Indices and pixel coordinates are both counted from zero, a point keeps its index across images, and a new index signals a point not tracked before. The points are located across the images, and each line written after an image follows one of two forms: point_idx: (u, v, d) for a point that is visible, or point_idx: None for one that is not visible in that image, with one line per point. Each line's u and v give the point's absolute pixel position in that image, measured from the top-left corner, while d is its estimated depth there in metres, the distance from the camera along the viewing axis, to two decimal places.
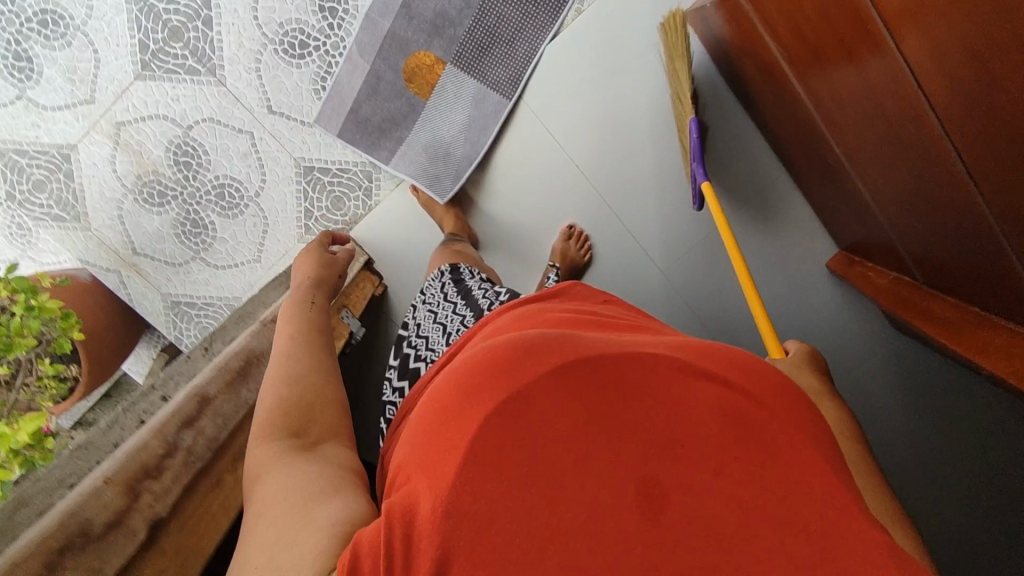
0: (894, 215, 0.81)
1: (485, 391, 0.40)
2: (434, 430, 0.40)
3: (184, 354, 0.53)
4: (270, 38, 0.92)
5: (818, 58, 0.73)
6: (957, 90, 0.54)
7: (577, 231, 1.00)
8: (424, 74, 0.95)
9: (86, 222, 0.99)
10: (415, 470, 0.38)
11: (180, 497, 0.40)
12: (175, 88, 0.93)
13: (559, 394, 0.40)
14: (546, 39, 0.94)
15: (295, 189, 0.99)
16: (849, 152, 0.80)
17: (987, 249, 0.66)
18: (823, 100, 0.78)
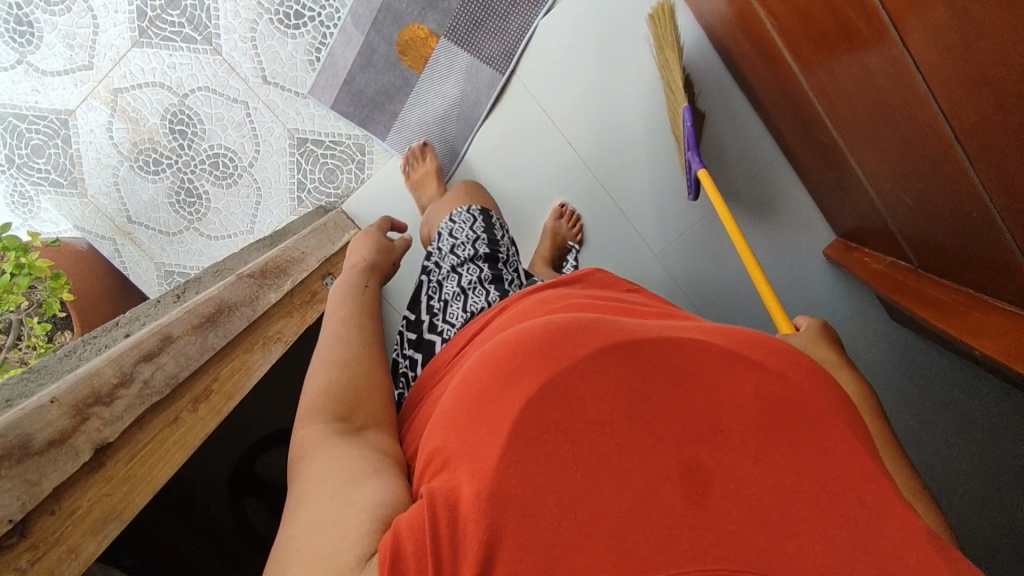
0: (887, 195, 0.79)
1: (526, 373, 0.38)
2: (472, 412, 0.37)
3: (154, 299, 0.53)
4: (265, 8, 0.93)
5: (807, 27, 0.72)
6: (941, 49, 0.53)
7: (568, 210, 0.99)
8: (418, 47, 0.95)
9: (82, 188, 1.00)
10: (454, 454, 0.36)
11: (132, 427, 0.40)
12: (172, 56, 0.94)
13: (603, 377, 0.37)
14: (540, 12, 0.94)
15: (288, 161, 0.99)
16: (841, 128, 0.79)
17: (976, 222, 0.64)
18: (814, 74, 0.76)
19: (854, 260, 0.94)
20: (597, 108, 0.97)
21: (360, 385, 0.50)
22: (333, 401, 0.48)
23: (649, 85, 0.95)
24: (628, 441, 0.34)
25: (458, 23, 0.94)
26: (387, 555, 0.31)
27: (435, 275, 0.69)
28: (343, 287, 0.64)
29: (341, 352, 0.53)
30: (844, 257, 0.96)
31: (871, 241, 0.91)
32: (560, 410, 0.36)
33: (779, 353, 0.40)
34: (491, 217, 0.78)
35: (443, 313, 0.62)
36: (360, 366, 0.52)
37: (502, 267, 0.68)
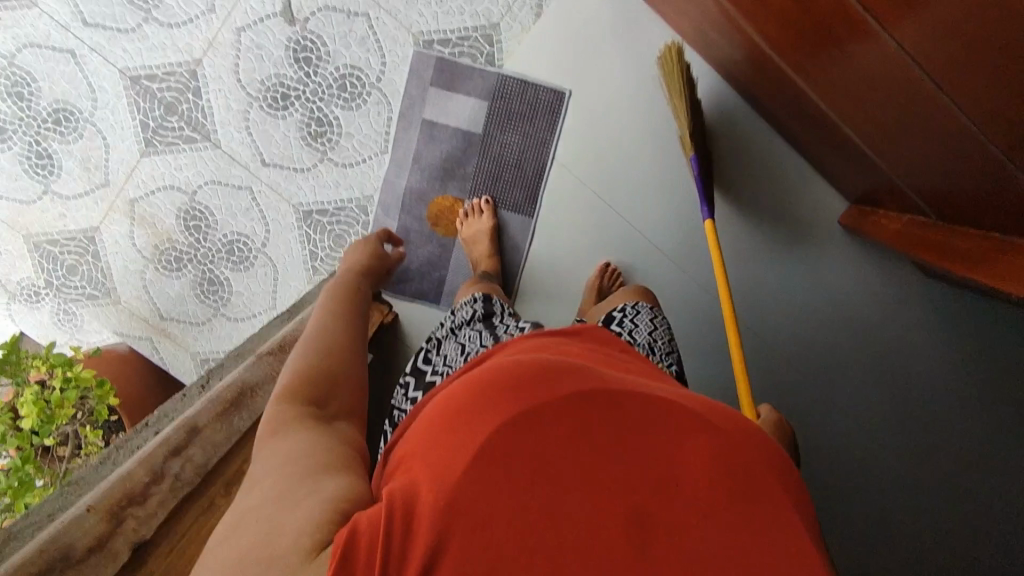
0: (889, 155, 0.77)
1: (502, 404, 0.39)
2: (443, 434, 0.39)
3: (181, 392, 0.55)
4: (254, 96, 0.98)
5: (768, 7, 0.71)
6: (903, 8, 0.52)
7: (611, 267, 0.97)
8: (448, 217, 1.00)
9: (116, 296, 1.06)
10: (422, 468, 0.37)
11: (168, 522, 0.42)
12: (177, 158, 1.00)
13: (575, 414, 0.39)
14: (551, 149, 0.98)
15: (298, 235, 1.03)
16: (823, 96, 0.78)
17: (983, 167, 0.62)
18: (788, 50, 0.75)
19: (871, 224, 0.91)
20: (583, 126, 0.98)
21: (336, 374, 0.53)
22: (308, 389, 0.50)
23: (631, 93, 0.97)
24: (580, 470, 0.36)
25: (449, 94, 0.97)
26: (340, 545, 0.32)
27: (434, 345, 0.72)
28: (335, 287, 0.68)
29: (322, 341, 0.56)
30: (859, 224, 0.94)
31: (886, 204, 0.89)
32: (528, 441, 0.37)
33: (738, 427, 0.42)
34: (493, 300, 0.80)
35: (442, 364, 0.66)
36: (337, 358, 0.54)
37: (499, 324, 0.71)
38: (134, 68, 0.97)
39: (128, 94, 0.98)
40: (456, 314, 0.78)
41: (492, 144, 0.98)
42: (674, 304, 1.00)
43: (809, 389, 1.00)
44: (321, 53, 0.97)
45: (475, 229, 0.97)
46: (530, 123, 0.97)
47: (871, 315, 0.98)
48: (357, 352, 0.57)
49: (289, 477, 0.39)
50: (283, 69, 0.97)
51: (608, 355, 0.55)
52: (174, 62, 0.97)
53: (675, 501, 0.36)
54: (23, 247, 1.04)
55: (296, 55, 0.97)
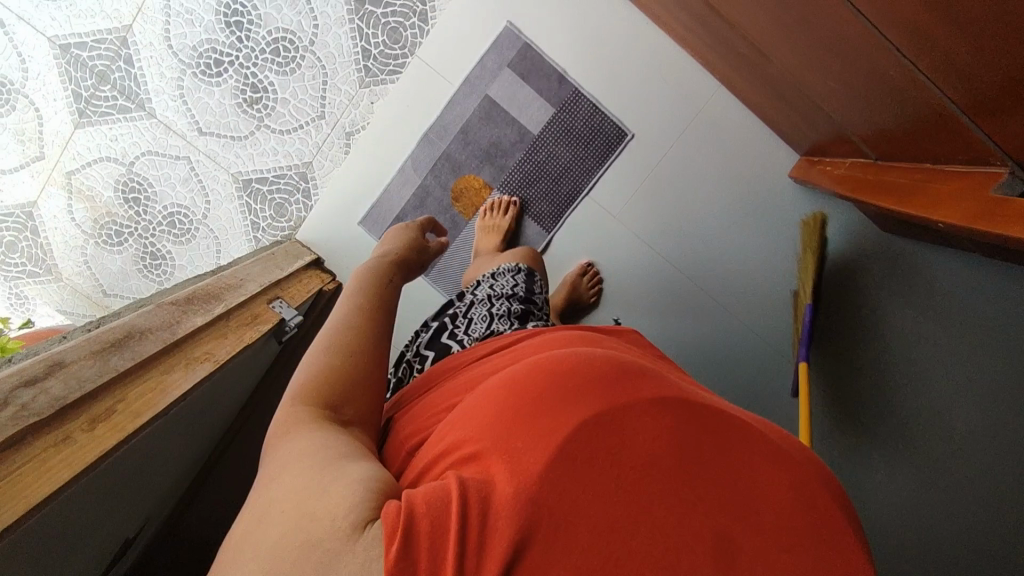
0: (824, 94, 0.74)
1: (584, 400, 0.36)
2: (511, 426, 0.36)
3: (62, 333, 0.53)
4: (187, 63, 0.97)
5: None
6: None
7: (591, 268, 0.98)
8: (470, 197, 0.97)
9: (58, 273, 1.05)
10: (488, 459, 0.34)
11: (4, 449, 0.39)
12: (112, 128, 0.99)
13: (666, 419, 0.36)
14: (594, 179, 0.96)
15: (238, 205, 1.01)
16: (751, 36, 0.76)
17: (904, 88, 0.59)
18: None
19: (813, 173, 0.89)
20: (518, 79, 0.93)
21: (356, 376, 0.49)
22: (323, 389, 0.46)
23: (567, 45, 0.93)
24: (666, 484, 0.33)
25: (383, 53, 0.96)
26: (396, 531, 0.29)
27: (468, 303, 0.70)
28: (364, 273, 0.63)
29: (346, 341, 0.52)
30: (805, 172, 0.91)
31: (832, 151, 0.86)
32: (613, 442, 0.34)
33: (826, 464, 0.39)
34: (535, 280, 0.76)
35: (469, 328, 0.64)
36: (357, 361, 0.50)
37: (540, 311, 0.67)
38: (63, 36, 0.95)
39: (59, 64, 0.96)
40: (496, 278, 0.74)
41: (541, 150, 0.95)
42: (621, 266, 0.98)
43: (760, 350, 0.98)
44: (252, 16, 0.95)
45: (491, 224, 0.94)
46: (585, 146, 0.95)
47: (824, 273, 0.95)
48: (380, 357, 0.52)
49: (304, 466, 0.36)
50: (214, 34, 0.96)
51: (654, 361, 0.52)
52: (103, 30, 0.95)
53: (766, 530, 0.33)
54: None
55: (227, 20, 0.95)
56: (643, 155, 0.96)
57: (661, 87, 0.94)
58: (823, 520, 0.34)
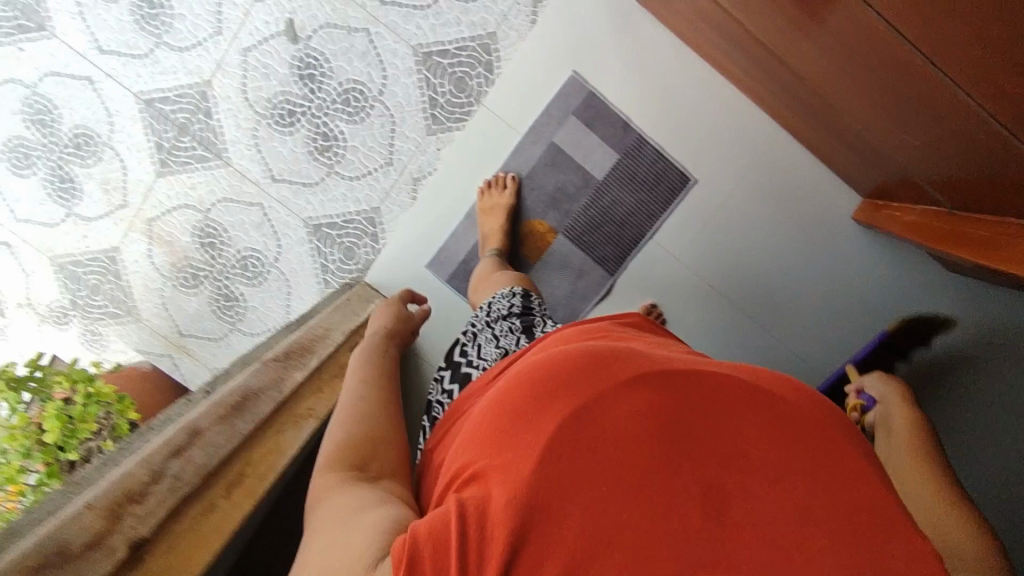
0: (897, 147, 0.76)
1: (558, 398, 0.40)
2: (498, 439, 0.39)
3: (185, 398, 0.56)
4: (262, 114, 1.01)
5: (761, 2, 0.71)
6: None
7: (656, 308, 0.99)
8: (536, 241, 1.00)
9: (138, 313, 1.10)
10: (485, 469, 0.38)
11: (166, 521, 0.42)
12: (191, 177, 1.03)
13: (631, 400, 0.40)
14: (659, 223, 0.99)
15: (309, 248, 1.05)
16: (821, 92, 0.78)
17: (987, 152, 0.61)
18: (784, 46, 0.75)
19: (880, 217, 0.91)
20: (585, 128, 0.97)
21: (374, 437, 0.54)
22: (349, 455, 0.51)
23: (632, 95, 0.96)
24: (645, 460, 0.37)
25: (450, 102, 0.99)
26: (402, 560, 0.33)
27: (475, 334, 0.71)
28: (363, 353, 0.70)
29: (359, 410, 0.57)
30: (871, 215, 0.93)
31: (898, 196, 0.88)
32: (594, 427, 0.38)
33: (793, 392, 0.43)
34: (531, 296, 0.76)
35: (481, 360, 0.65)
36: (378, 424, 0.57)
37: (540, 324, 0.68)
38: (148, 91, 1.00)
39: (143, 118, 1.01)
40: (492, 304, 0.75)
41: (605, 195, 0.98)
42: (684, 306, 1.00)
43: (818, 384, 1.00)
44: (325, 69, 0.99)
45: (495, 203, 0.97)
46: (647, 192, 0.98)
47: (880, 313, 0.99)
48: (396, 419, 0.59)
49: (339, 522, 0.41)
50: (289, 86, 1.00)
51: (634, 334, 0.56)
52: (185, 84, 1.00)
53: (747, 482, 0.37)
54: (50, 269, 1.08)
55: (301, 73, 0.99)
56: (706, 198, 0.98)
57: (723, 130, 0.97)
58: (795, 448, 0.38)
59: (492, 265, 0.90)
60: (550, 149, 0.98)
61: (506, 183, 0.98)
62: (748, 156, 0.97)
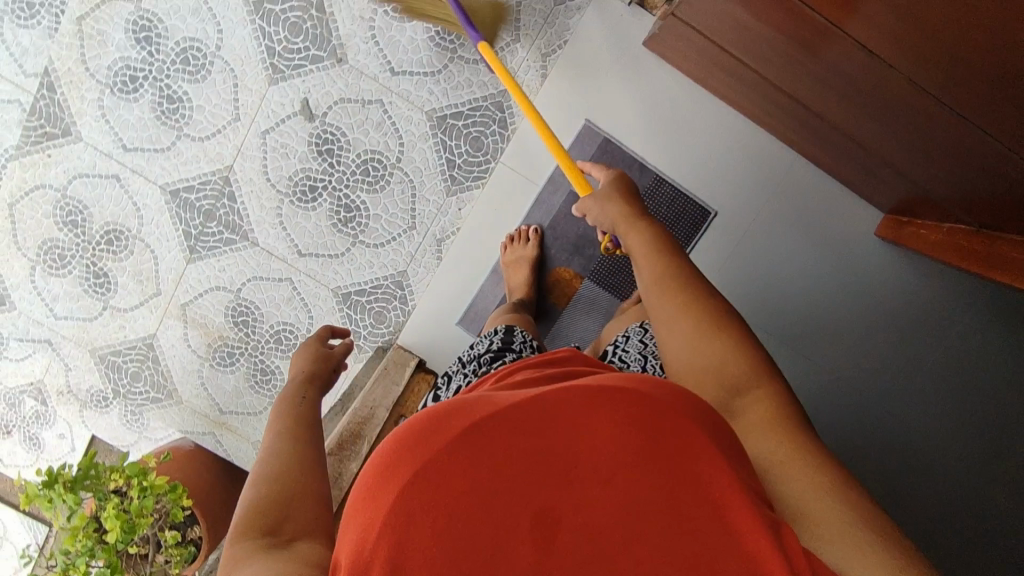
0: (924, 168, 0.78)
1: (416, 458, 0.40)
2: (363, 498, 0.40)
3: None
4: (285, 192, 1.03)
5: (778, 46, 0.74)
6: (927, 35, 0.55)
7: None
8: (562, 287, 1.01)
9: (178, 396, 1.11)
10: (354, 531, 0.39)
11: None
12: (220, 260, 1.06)
13: (490, 448, 0.40)
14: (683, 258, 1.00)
15: (340, 317, 1.06)
16: (843, 121, 0.81)
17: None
18: (802, 82, 0.77)
19: (908, 236, 0.91)
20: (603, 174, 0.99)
21: (286, 493, 0.52)
22: (259, 521, 0.49)
23: (647, 137, 0.98)
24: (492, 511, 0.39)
25: (467, 162, 1.01)
26: None
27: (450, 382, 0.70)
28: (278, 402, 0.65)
29: (269, 466, 0.54)
30: (898, 236, 0.94)
31: (921, 213, 0.89)
32: (447, 486, 0.39)
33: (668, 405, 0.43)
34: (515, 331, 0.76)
35: None
36: (291, 474, 0.54)
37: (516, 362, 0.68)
38: (174, 183, 1.04)
39: (170, 208, 1.04)
40: (474, 347, 0.75)
41: None
42: None
43: (858, 401, 1.02)
44: (342, 143, 1.01)
45: (518, 255, 0.98)
46: (668, 229, 1.00)
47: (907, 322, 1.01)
48: (315, 461, 0.57)
49: None
50: (308, 163, 1.02)
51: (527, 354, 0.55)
52: (208, 172, 1.03)
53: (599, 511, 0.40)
54: (90, 360, 1.11)
55: (319, 149, 1.02)
56: (727, 229, 1.00)
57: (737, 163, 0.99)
58: (650, 470, 0.41)
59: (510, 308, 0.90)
60: (571, 198, 0.99)
61: (529, 236, 0.99)
62: (765, 185, 0.99)
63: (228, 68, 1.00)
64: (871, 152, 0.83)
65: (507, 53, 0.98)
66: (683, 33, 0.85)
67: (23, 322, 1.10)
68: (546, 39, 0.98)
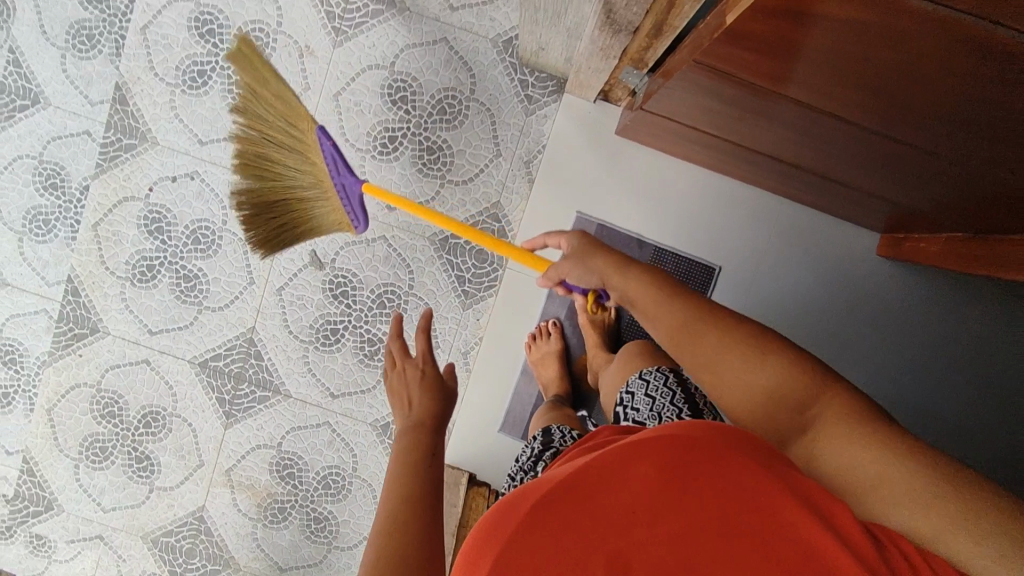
0: (907, 194, 0.83)
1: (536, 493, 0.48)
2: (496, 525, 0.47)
3: None
4: (309, 340, 1.07)
5: (742, 116, 0.79)
6: (879, 89, 0.59)
7: None
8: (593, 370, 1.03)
9: (236, 564, 1.09)
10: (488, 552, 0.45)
11: None
12: (256, 417, 1.07)
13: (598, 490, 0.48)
14: None
15: (383, 448, 1.07)
16: (820, 166, 0.86)
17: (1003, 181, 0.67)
18: (775, 140, 0.82)
19: (913, 251, 0.95)
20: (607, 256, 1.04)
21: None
22: None
23: (638, 214, 1.04)
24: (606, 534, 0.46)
25: (477, 274, 1.05)
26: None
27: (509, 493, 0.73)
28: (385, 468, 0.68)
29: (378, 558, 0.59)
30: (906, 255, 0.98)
31: (915, 228, 0.94)
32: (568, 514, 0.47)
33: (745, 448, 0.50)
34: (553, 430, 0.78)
35: None
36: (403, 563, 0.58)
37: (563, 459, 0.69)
38: (201, 354, 1.07)
39: (201, 379, 1.07)
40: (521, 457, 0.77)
41: None
42: None
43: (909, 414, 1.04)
44: (355, 283, 1.06)
45: (545, 351, 1.00)
46: None
47: (931, 330, 1.04)
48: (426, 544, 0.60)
49: None
50: (327, 307, 1.06)
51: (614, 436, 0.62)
52: (232, 337, 1.07)
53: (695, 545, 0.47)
54: (143, 547, 1.10)
55: (334, 294, 1.06)
56: (734, 281, 1.04)
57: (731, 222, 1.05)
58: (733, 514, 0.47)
59: (547, 408, 0.92)
60: None
61: (550, 331, 1.01)
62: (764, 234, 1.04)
63: (237, 238, 1.06)
64: (852, 185, 0.88)
65: (493, 166, 1.06)
66: (652, 121, 0.93)
67: (74, 523, 1.10)
68: (525, 147, 1.06)
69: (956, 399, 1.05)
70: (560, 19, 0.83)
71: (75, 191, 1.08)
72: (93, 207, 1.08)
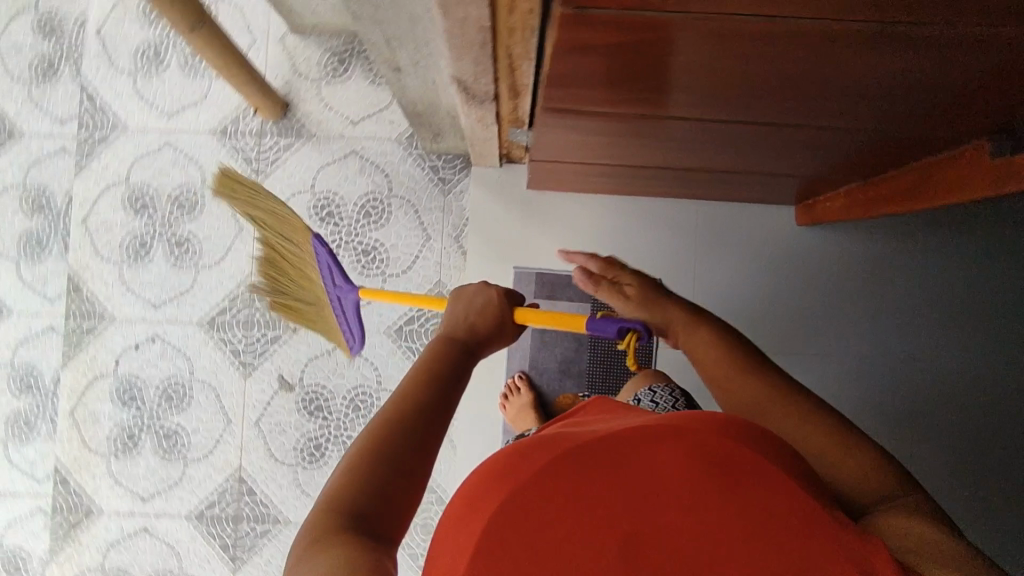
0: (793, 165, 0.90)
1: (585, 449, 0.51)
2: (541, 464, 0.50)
3: None
4: (296, 462, 1.08)
5: (643, 139, 0.84)
6: (745, 87, 0.63)
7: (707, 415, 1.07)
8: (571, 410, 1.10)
9: None
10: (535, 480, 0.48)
11: None
12: (262, 554, 1.07)
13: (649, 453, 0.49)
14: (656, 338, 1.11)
15: None
16: (713, 164, 0.92)
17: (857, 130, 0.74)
18: (678, 151, 0.88)
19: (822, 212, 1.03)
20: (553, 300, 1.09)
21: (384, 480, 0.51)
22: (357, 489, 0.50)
23: (570, 254, 1.10)
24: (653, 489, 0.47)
25: None
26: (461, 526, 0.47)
27: None
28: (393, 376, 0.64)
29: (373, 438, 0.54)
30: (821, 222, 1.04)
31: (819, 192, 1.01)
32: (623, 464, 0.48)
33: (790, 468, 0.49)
34: None
35: None
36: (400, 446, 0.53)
37: None
38: (196, 506, 1.08)
39: (201, 530, 1.07)
40: None
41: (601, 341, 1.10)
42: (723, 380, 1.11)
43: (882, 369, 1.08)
44: (326, 394, 1.09)
45: (518, 405, 1.06)
46: None
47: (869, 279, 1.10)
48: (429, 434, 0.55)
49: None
50: (305, 426, 1.08)
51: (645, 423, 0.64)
52: (222, 481, 1.08)
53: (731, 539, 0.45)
54: None
55: (309, 410, 1.09)
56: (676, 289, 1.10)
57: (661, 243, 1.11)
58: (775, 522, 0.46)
59: None
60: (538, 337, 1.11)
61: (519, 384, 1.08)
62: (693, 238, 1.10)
63: (207, 384, 1.10)
64: (749, 172, 0.95)
65: (427, 250, 1.13)
66: (558, 167, 0.99)
67: None
68: (451, 225, 1.13)
69: (914, 335, 1.10)
70: (440, 108, 0.92)
71: (48, 386, 1.13)
72: (66, 395, 1.12)
